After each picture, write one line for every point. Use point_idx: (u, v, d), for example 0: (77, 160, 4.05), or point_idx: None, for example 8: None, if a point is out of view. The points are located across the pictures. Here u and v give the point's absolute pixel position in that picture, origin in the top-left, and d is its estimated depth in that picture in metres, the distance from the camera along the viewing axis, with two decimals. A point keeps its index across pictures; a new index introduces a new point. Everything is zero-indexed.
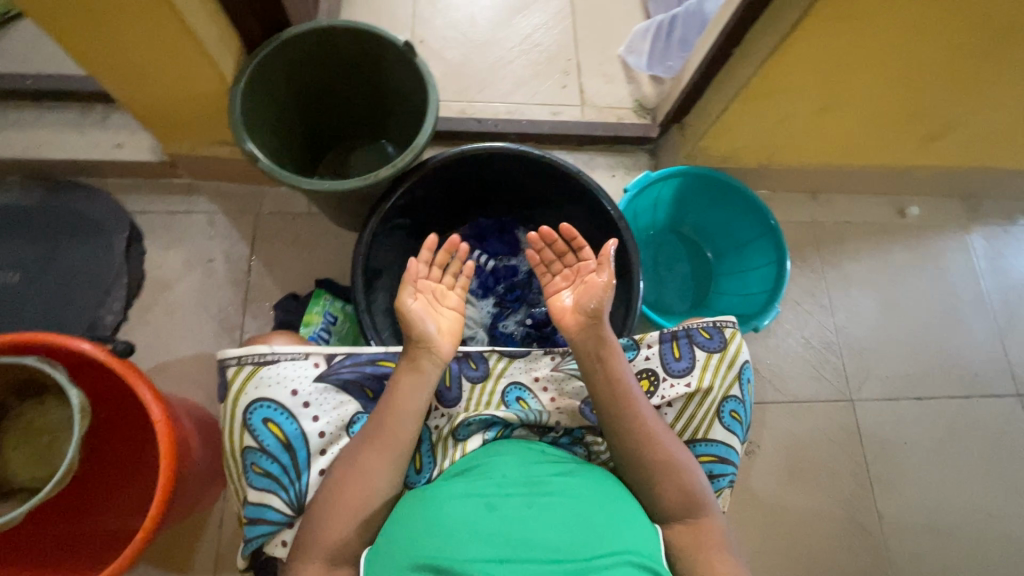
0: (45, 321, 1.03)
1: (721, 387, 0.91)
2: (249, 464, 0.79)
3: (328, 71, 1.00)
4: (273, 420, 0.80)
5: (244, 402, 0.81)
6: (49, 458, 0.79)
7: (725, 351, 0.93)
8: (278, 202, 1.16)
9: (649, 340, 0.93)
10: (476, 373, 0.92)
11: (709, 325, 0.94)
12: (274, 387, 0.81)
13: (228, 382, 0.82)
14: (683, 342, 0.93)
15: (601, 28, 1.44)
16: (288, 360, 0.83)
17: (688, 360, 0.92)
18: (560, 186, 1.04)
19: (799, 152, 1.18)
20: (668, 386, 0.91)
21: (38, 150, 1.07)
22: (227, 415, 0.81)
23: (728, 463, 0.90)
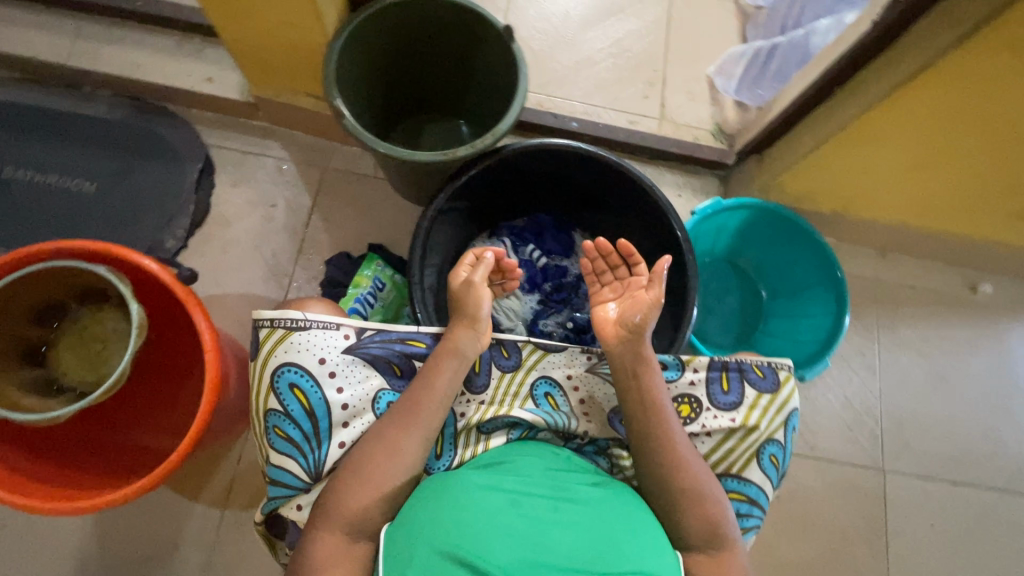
0: (111, 234, 1.07)
1: (767, 429, 0.89)
2: (272, 426, 0.80)
3: (423, 41, 1.00)
4: (299, 386, 0.80)
5: (272, 364, 0.81)
6: (99, 364, 0.82)
7: (777, 393, 0.91)
8: (347, 162, 1.17)
9: (697, 364, 0.90)
10: (506, 362, 0.91)
11: (763, 364, 0.92)
12: (303, 354, 0.81)
13: (261, 342, 0.82)
14: (734, 375, 0.90)
15: (694, 45, 1.40)
16: (319, 329, 0.82)
17: (736, 395, 0.90)
18: (628, 196, 1.02)
19: (879, 206, 1.14)
20: (711, 416, 0.89)
21: (133, 70, 1.10)
22: (256, 375, 0.82)
23: (757, 505, 0.87)
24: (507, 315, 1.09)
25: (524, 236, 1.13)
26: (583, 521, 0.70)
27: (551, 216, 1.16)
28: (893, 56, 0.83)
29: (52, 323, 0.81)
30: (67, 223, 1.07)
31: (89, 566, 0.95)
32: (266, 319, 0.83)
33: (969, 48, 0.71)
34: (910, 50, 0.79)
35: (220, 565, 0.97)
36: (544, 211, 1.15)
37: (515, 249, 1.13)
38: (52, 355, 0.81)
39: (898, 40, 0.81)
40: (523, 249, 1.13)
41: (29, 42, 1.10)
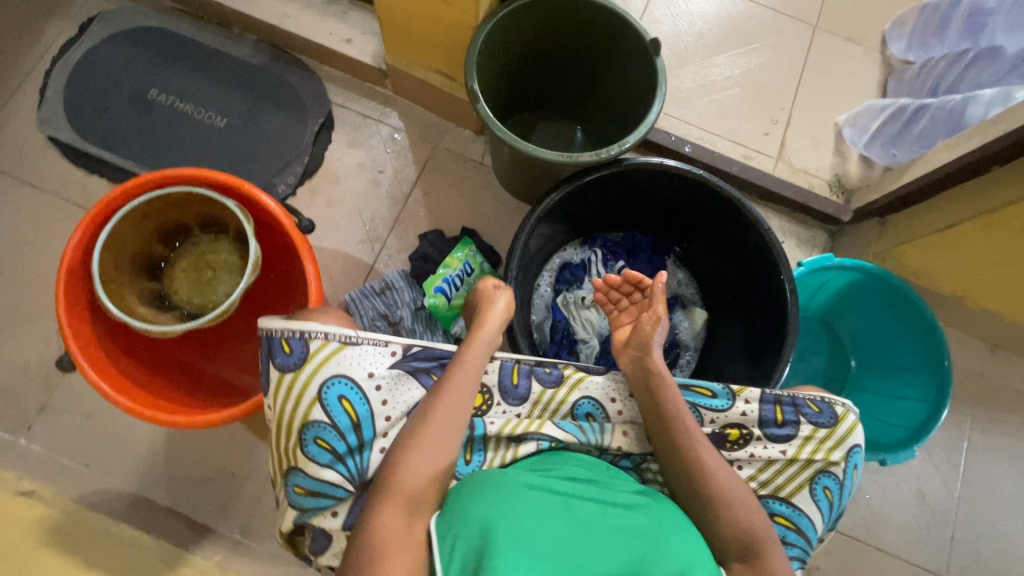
0: (231, 170, 1.13)
1: (823, 465, 0.81)
2: (312, 436, 0.74)
3: (562, 40, 1.00)
4: (348, 397, 0.75)
5: (318, 374, 0.75)
6: (204, 290, 0.86)
7: (835, 428, 0.82)
8: (457, 143, 1.19)
9: (749, 395, 0.83)
10: (548, 380, 0.85)
11: (819, 398, 0.83)
12: (354, 366, 0.76)
13: (305, 352, 0.76)
14: (789, 406, 0.83)
15: (827, 89, 1.34)
16: (369, 343, 0.77)
17: (790, 426, 0.82)
18: (737, 233, 0.98)
19: (1006, 298, 1.05)
20: (760, 445, 0.82)
21: (282, 20, 1.16)
22: (297, 383, 0.76)
23: (805, 538, 0.79)
24: (584, 326, 1.06)
25: (617, 252, 1.11)
26: (631, 526, 0.69)
27: (648, 237, 1.14)
28: None
29: (174, 243, 0.87)
30: (195, 151, 1.13)
31: (153, 474, 1.01)
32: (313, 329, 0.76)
33: None
34: None
35: (268, 503, 1.00)
36: (642, 231, 1.13)
37: (604, 262, 1.11)
38: (167, 272, 0.86)
39: None
40: (613, 264, 1.11)
41: None
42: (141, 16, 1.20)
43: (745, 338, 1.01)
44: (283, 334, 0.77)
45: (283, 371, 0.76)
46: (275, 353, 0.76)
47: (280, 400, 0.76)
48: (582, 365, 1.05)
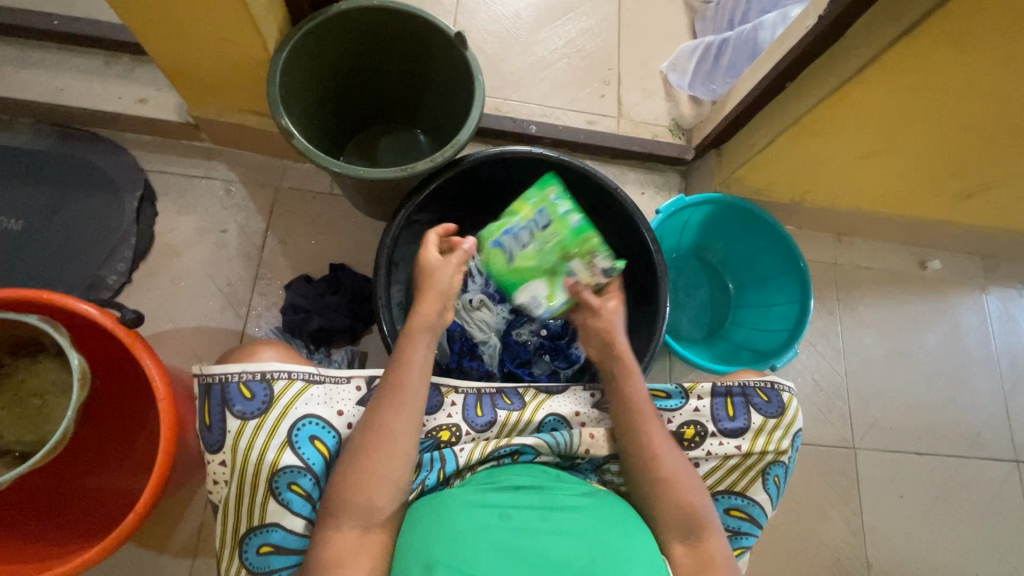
0: (45, 273, 0.99)
1: (775, 454, 0.87)
2: (286, 483, 0.73)
3: (372, 51, 0.96)
4: (322, 437, 0.76)
5: (287, 417, 0.75)
6: (38, 422, 0.75)
7: (784, 416, 0.88)
8: (300, 180, 1.12)
9: (701, 391, 0.89)
10: (511, 406, 0.88)
11: (768, 387, 0.90)
12: (321, 405, 0.77)
13: (269, 396, 0.75)
14: (738, 400, 0.88)
15: (645, 41, 1.41)
16: (330, 382, 0.79)
17: (743, 420, 0.87)
18: (591, 197, 1.00)
19: (833, 194, 1.17)
20: (716, 441, 0.87)
21: (56, 94, 1.02)
22: (263, 428, 0.73)
23: (757, 525, 0.87)
24: (480, 327, 1.03)
25: None
26: (572, 528, 0.69)
27: None
28: (840, 49, 0.85)
29: None
30: None
31: None
32: (277, 371, 0.76)
33: (915, 38, 0.73)
34: (858, 43, 0.81)
35: None
36: None
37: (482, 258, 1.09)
38: None
39: (846, 33, 0.83)
40: None
41: None
42: None
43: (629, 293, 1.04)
44: (239, 378, 0.75)
45: (246, 418, 0.73)
46: (231, 401, 0.74)
47: (238, 453, 0.73)
48: (488, 366, 1.03)
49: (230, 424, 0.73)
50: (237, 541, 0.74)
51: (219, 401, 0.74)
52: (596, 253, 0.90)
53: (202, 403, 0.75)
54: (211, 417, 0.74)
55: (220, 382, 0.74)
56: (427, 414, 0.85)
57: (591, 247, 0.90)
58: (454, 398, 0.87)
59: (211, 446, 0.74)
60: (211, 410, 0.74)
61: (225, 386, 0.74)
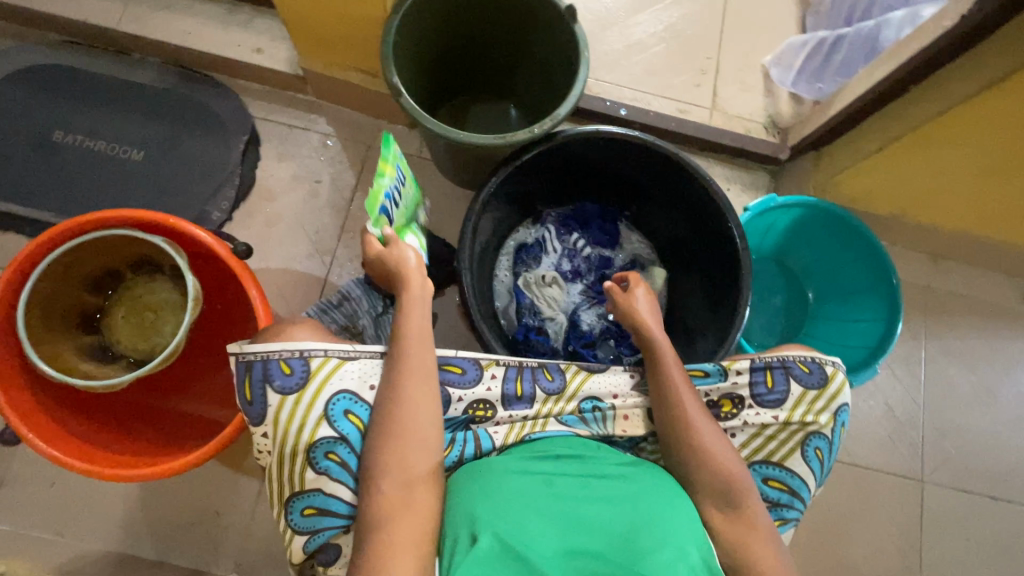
0: (158, 203, 1.08)
1: (816, 424, 0.83)
2: (323, 453, 0.75)
3: (479, 19, 0.97)
4: (354, 412, 0.76)
5: (324, 391, 0.77)
6: (150, 333, 0.82)
7: (826, 387, 0.84)
8: (391, 140, 1.15)
9: (739, 367, 0.84)
10: (551, 386, 0.87)
11: (808, 359, 0.85)
12: (355, 380, 0.78)
13: (307, 372, 0.77)
14: (779, 371, 0.84)
15: (749, 32, 1.35)
16: (366, 358, 0.80)
17: (781, 391, 0.84)
18: (678, 187, 0.98)
19: (937, 211, 1.10)
20: (753, 412, 0.83)
21: (183, 38, 1.09)
22: (300, 404, 0.76)
23: (798, 497, 0.83)
24: (548, 304, 1.07)
25: (570, 223, 1.11)
26: (613, 494, 0.71)
27: (599, 205, 1.13)
28: (982, 51, 0.78)
29: (108, 291, 0.82)
30: (117, 189, 1.07)
31: (134, 528, 0.98)
32: (315, 349, 0.78)
33: None
34: (1004, 47, 0.75)
35: (258, 534, 0.99)
36: (592, 201, 1.12)
37: (559, 237, 1.10)
38: (105, 322, 0.82)
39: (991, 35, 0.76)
40: (568, 237, 1.10)
41: (80, 6, 1.10)
42: (28, 55, 1.12)
43: (702, 287, 1.02)
44: (278, 356, 0.77)
45: (285, 392, 0.76)
46: (272, 376, 0.76)
47: (279, 428, 0.76)
48: (552, 342, 1.05)
49: (271, 398, 0.76)
50: (285, 501, 0.78)
51: (260, 376, 0.77)
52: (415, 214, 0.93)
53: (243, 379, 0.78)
54: (252, 392, 0.77)
55: (261, 359, 0.76)
56: (464, 388, 0.84)
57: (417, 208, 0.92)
58: (494, 371, 0.86)
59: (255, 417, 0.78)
60: (252, 384, 0.77)
61: (267, 363, 0.76)
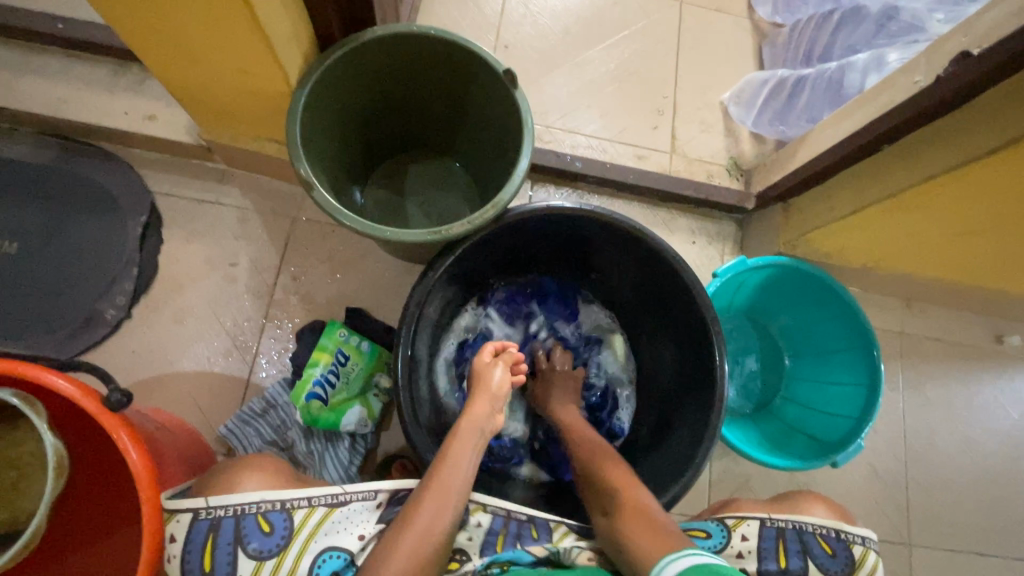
0: (38, 305, 0.91)
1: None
2: None
3: (405, 78, 0.85)
4: (342, 574, 0.65)
5: (308, 552, 0.64)
6: (11, 499, 0.67)
7: (852, 574, 0.77)
8: (319, 211, 1.01)
9: (745, 530, 0.79)
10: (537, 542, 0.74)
11: (832, 536, 0.79)
12: (345, 533, 0.66)
13: (288, 529, 0.64)
14: (792, 546, 0.78)
15: (706, 67, 1.27)
16: (354, 503, 0.68)
17: (799, 575, 0.76)
18: (642, 262, 0.87)
19: (912, 264, 1.04)
20: None
21: (60, 106, 0.93)
22: (280, 571, 0.63)
23: None
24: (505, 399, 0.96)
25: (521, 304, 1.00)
26: None
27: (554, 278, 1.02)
28: (964, 119, 0.71)
29: None
30: None
31: None
32: (294, 498, 0.66)
33: None
34: (989, 115, 0.67)
35: None
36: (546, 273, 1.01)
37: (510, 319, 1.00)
38: None
39: (970, 102, 0.69)
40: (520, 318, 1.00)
41: None
42: None
43: (674, 365, 0.91)
44: (255, 509, 0.64)
45: (262, 557, 0.63)
46: (246, 537, 0.63)
47: None
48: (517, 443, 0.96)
49: (242, 565, 0.63)
50: None
51: (230, 537, 0.63)
52: (383, 373, 0.92)
53: (200, 545, 0.63)
54: (212, 561, 0.63)
55: (234, 515, 0.64)
56: None
57: (386, 362, 0.92)
58: (480, 518, 0.75)
59: None
60: (214, 552, 0.63)
61: (241, 519, 0.64)
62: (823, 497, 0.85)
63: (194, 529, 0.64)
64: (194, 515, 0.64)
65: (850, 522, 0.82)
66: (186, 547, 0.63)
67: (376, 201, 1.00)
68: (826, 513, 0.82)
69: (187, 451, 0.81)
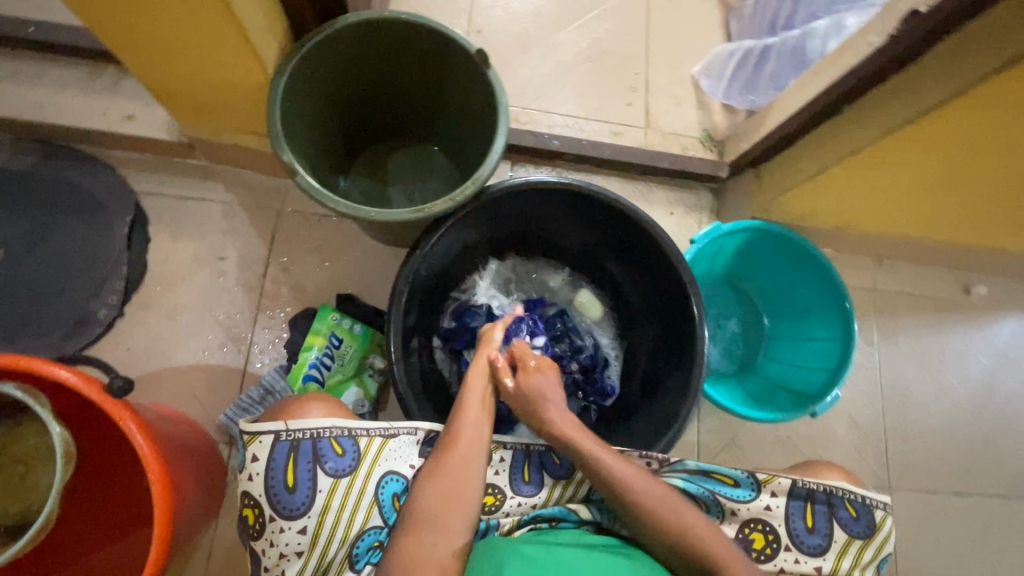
0: (30, 308, 0.92)
1: (857, 574, 0.79)
2: (369, 544, 0.70)
3: (379, 65, 0.86)
4: (402, 495, 0.72)
5: (375, 474, 0.71)
6: (22, 492, 0.69)
7: (873, 535, 0.80)
8: (303, 201, 1.03)
9: (776, 487, 0.78)
10: (558, 470, 0.79)
11: (858, 501, 0.80)
12: (403, 459, 0.73)
13: (358, 452, 0.70)
14: (821, 508, 0.79)
15: (676, 42, 1.29)
16: (406, 435, 0.73)
17: (824, 536, 0.78)
18: (619, 232, 0.90)
19: (881, 222, 1.08)
20: (791, 557, 0.78)
21: (36, 110, 0.93)
22: (353, 490, 0.69)
23: None
24: None
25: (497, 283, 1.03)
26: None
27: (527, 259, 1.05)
28: (916, 76, 0.74)
29: None
30: None
31: None
32: (360, 427, 0.71)
33: (1003, 78, 0.64)
34: (938, 70, 0.71)
35: None
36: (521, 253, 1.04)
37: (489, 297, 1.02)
38: None
39: (920, 58, 0.73)
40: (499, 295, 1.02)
41: None
42: None
43: (657, 329, 0.95)
44: (328, 434, 0.70)
45: (338, 476, 0.69)
46: (323, 458, 0.69)
47: (318, 521, 0.68)
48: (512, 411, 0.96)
49: (319, 483, 0.68)
50: None
51: (309, 456, 0.69)
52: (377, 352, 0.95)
53: (281, 464, 0.68)
54: (295, 478, 0.68)
55: (310, 438, 0.69)
56: None
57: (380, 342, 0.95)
58: (502, 455, 0.79)
59: (285, 512, 0.68)
60: (295, 468, 0.68)
61: (316, 442, 0.69)
62: (839, 465, 0.87)
63: (276, 449, 0.69)
64: (274, 437, 0.69)
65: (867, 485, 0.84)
66: (270, 463, 0.69)
67: (359, 189, 1.02)
68: (846, 479, 0.83)
69: (192, 439, 0.84)
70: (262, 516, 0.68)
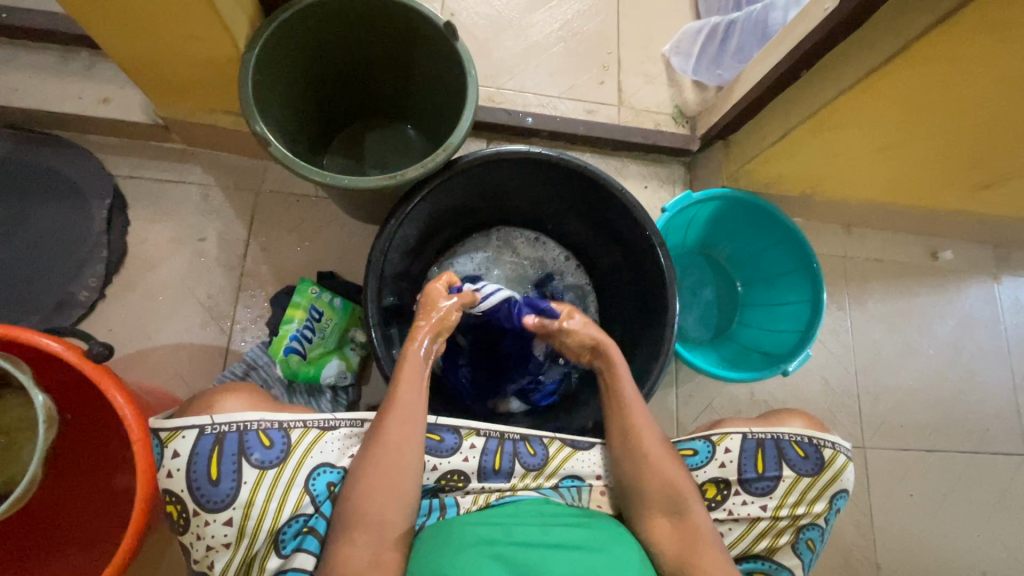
0: (10, 292, 0.92)
1: (804, 511, 0.83)
2: (295, 536, 0.70)
3: (352, 42, 0.88)
4: (337, 484, 0.73)
5: (304, 467, 0.71)
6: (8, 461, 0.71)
7: (820, 475, 0.84)
8: (281, 181, 1.04)
9: (728, 444, 0.84)
10: (533, 460, 0.81)
11: (805, 441, 0.84)
12: (336, 451, 0.73)
13: (287, 444, 0.71)
14: (770, 453, 0.83)
15: (646, 21, 1.32)
16: (344, 427, 0.75)
17: (773, 477, 0.83)
18: (589, 200, 0.93)
19: (846, 188, 1.12)
20: (739, 501, 0.82)
21: (10, 96, 0.94)
22: (281, 480, 0.69)
23: None
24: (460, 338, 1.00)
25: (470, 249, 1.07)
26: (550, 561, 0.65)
27: (502, 231, 1.08)
28: (867, 37, 0.77)
29: None
30: None
31: None
32: (292, 419, 0.72)
33: (942, 33, 0.67)
34: (885, 31, 0.74)
35: None
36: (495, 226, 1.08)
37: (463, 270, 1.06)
38: None
39: (874, 15, 0.75)
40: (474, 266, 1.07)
41: None
42: None
43: (630, 293, 0.97)
44: (257, 426, 0.69)
45: (263, 467, 0.69)
46: (250, 450, 0.68)
47: (240, 517, 0.67)
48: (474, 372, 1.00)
49: (245, 474, 0.68)
50: None
51: (234, 449, 0.68)
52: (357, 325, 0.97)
53: (206, 456, 0.67)
54: (218, 470, 0.67)
55: (236, 430, 0.68)
56: (440, 457, 0.78)
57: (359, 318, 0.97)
58: (474, 441, 0.80)
59: (209, 506, 0.67)
60: (219, 461, 0.67)
61: (243, 435, 0.68)
62: (800, 410, 0.89)
63: (199, 445, 0.67)
64: (200, 430, 0.68)
65: (822, 430, 0.88)
66: (192, 461, 0.67)
67: (336, 169, 1.04)
68: (805, 424, 0.87)
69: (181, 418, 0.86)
70: (186, 508, 0.68)
